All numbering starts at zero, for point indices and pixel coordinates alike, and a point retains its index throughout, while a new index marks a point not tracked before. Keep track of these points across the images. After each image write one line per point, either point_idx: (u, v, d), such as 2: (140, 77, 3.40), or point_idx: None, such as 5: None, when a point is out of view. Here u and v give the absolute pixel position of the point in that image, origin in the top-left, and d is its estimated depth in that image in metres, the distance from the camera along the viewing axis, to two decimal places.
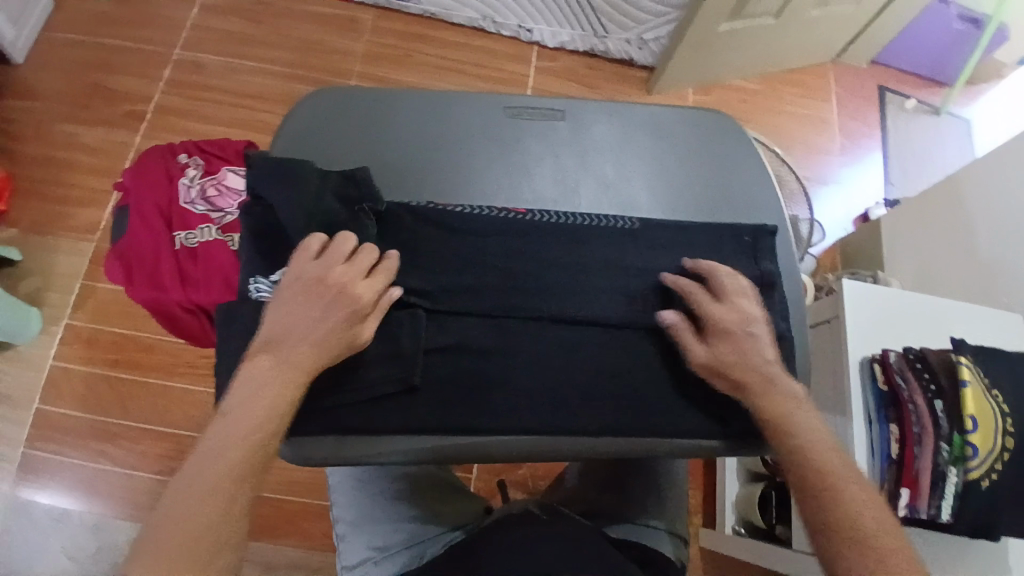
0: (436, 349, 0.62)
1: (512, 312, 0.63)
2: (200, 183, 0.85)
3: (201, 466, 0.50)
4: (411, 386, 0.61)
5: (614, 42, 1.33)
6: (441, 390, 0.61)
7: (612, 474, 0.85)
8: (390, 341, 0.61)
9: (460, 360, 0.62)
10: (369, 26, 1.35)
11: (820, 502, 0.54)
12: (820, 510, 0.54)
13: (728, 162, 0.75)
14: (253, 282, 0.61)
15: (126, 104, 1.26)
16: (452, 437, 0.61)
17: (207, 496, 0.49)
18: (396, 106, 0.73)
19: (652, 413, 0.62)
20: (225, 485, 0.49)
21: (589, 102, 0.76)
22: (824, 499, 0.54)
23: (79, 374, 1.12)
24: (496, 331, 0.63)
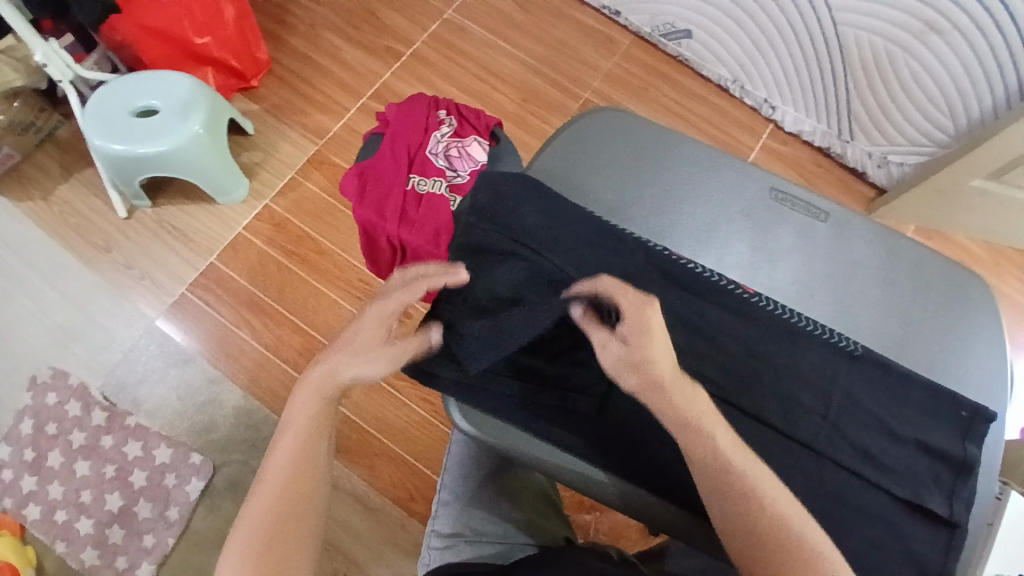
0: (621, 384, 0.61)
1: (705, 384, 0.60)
2: (447, 141, 0.91)
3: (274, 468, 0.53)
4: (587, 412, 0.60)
5: (855, 150, 1.28)
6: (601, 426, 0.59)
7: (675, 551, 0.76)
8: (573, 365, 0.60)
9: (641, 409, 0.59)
10: (623, 49, 1.40)
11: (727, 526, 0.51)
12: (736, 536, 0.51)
13: (984, 337, 0.65)
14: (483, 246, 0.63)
15: (390, 40, 1.37)
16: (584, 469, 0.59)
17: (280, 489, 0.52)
18: (666, 143, 0.71)
19: None
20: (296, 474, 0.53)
21: (862, 218, 0.69)
22: (734, 520, 0.51)
23: (258, 247, 1.23)
24: None
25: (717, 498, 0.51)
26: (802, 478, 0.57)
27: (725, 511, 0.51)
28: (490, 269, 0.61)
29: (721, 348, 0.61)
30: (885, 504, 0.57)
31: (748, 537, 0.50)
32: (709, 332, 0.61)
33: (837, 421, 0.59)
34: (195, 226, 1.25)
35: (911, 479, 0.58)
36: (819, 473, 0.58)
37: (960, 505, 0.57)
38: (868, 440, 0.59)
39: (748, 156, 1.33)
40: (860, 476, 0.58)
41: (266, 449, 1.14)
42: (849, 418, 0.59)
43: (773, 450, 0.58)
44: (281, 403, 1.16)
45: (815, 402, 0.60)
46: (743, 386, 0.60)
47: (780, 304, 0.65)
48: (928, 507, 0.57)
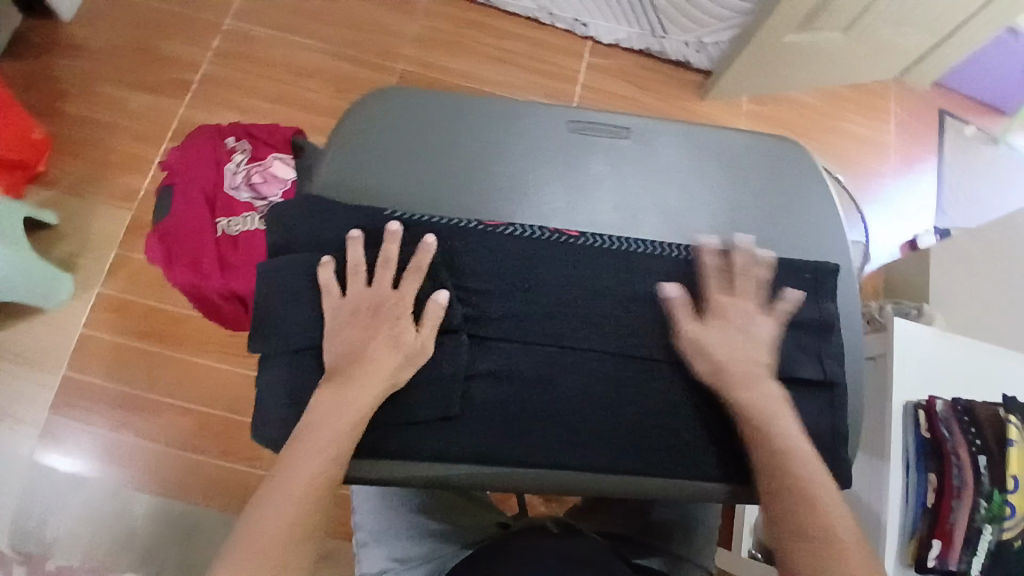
0: (480, 375, 0.59)
1: (557, 342, 0.59)
2: (245, 168, 0.83)
3: (274, 502, 0.51)
4: (452, 416, 0.58)
5: (672, 43, 1.29)
6: (481, 423, 0.58)
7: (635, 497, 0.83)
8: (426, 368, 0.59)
9: (508, 389, 0.58)
10: (422, 7, 1.32)
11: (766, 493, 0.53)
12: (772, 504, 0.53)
13: (801, 199, 0.69)
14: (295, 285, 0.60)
15: (173, 72, 1.24)
16: (483, 470, 0.58)
17: (280, 533, 0.51)
18: (451, 108, 0.68)
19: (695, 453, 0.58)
20: (297, 517, 0.51)
21: (660, 121, 0.70)
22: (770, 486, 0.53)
23: (108, 342, 1.12)
24: (539, 360, 0.59)
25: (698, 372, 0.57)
26: (677, 394, 0.59)
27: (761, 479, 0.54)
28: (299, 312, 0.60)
29: (566, 301, 0.60)
30: None
31: (756, 432, 0.55)
32: (545, 291, 0.60)
33: (693, 326, 0.60)
34: (30, 343, 1.12)
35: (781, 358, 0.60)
36: (692, 386, 0.59)
37: (827, 364, 0.60)
38: None
39: (579, 78, 1.31)
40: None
41: (197, 541, 1.07)
42: (704, 323, 0.60)
43: (642, 380, 0.59)
44: (195, 489, 1.08)
45: (666, 320, 0.60)
46: (596, 330, 0.59)
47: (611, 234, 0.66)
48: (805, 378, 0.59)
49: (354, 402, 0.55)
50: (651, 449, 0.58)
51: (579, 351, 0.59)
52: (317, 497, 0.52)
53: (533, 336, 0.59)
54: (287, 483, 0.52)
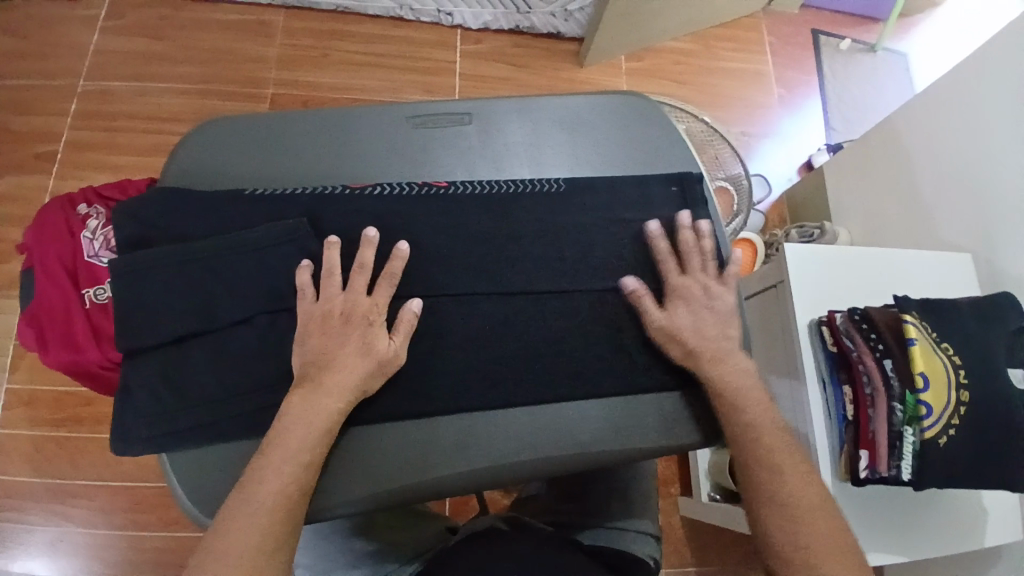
0: None
1: (442, 289, 0.61)
2: (102, 233, 0.78)
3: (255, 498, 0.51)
4: None
5: (539, 16, 1.28)
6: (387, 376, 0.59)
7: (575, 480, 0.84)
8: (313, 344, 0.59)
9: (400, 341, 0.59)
10: (282, 28, 1.29)
11: (761, 474, 0.57)
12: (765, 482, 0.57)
13: (650, 147, 0.70)
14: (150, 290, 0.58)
15: (34, 146, 1.19)
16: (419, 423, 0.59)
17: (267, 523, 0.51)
18: (286, 126, 0.66)
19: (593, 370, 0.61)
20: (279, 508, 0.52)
21: (502, 100, 0.69)
22: (765, 468, 0.57)
23: (26, 435, 1.08)
24: (429, 312, 0.60)
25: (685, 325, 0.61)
26: (568, 315, 0.61)
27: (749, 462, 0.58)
28: (161, 300, 0.58)
29: (450, 249, 0.62)
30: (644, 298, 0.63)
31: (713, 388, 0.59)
32: (425, 246, 0.62)
33: (570, 252, 0.63)
34: None
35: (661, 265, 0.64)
36: (584, 304, 0.62)
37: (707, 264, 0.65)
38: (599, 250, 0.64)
39: (456, 68, 1.30)
40: (618, 288, 0.63)
41: None
42: (579, 244, 0.64)
43: (530, 310, 0.61)
44: (148, 564, 1.05)
45: (550, 249, 0.63)
46: (488, 275, 0.61)
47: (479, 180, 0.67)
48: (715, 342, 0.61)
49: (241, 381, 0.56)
50: (553, 380, 0.60)
51: (466, 297, 0.61)
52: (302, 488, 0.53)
53: (422, 291, 0.60)
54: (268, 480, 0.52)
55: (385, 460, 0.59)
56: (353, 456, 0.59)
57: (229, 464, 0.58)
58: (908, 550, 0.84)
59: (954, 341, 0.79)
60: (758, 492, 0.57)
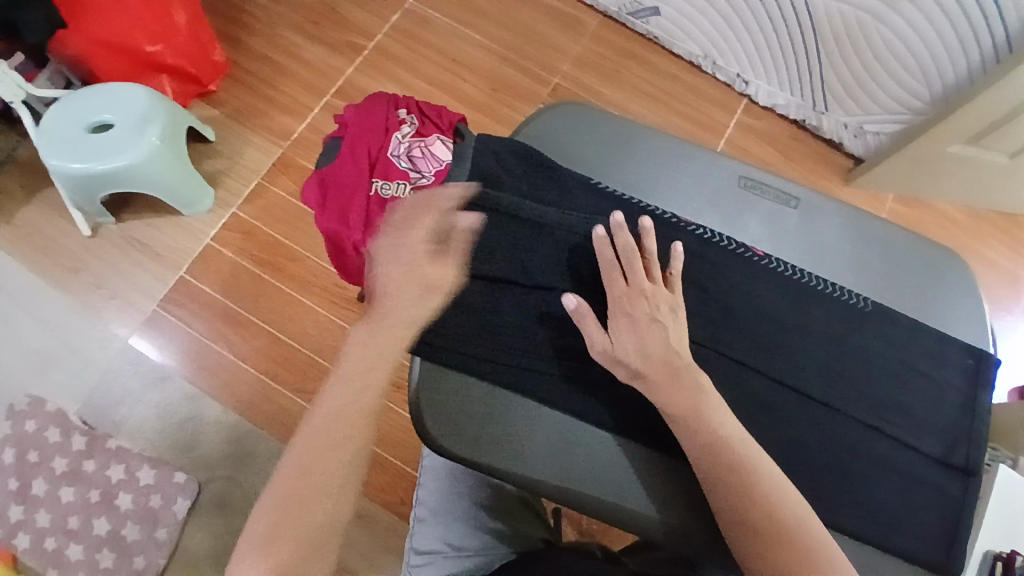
0: None
1: (720, 347, 0.62)
2: (409, 141, 0.88)
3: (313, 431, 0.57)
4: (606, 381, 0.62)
5: (830, 121, 1.26)
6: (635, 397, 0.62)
7: None
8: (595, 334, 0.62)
9: None
10: (591, 30, 1.36)
11: (732, 501, 0.54)
12: (730, 509, 0.54)
13: (953, 312, 0.68)
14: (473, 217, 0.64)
15: (350, 34, 1.33)
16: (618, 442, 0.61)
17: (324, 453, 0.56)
18: (630, 134, 0.71)
19: (822, 491, 0.60)
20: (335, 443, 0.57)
21: (830, 201, 0.70)
22: (740, 500, 0.54)
23: (228, 259, 1.20)
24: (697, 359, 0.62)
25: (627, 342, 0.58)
26: (824, 428, 0.61)
27: (724, 489, 0.55)
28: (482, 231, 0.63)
29: (744, 314, 0.63)
30: (902, 451, 0.62)
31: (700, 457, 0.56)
32: (729, 301, 0.63)
33: (850, 371, 0.63)
34: (161, 240, 1.22)
35: (924, 428, 0.63)
36: (840, 427, 0.61)
37: (970, 453, 0.63)
38: (881, 386, 0.63)
39: (723, 134, 1.31)
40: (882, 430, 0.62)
41: (252, 462, 1.13)
42: (860, 368, 0.63)
43: (788, 405, 0.61)
44: (264, 416, 1.14)
45: (838, 361, 0.63)
46: (764, 360, 0.62)
47: (789, 259, 0.67)
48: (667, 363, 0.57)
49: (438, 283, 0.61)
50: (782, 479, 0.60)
51: (745, 367, 0.62)
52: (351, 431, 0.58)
53: (703, 339, 0.62)
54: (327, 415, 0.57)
55: (581, 464, 0.61)
56: (558, 443, 0.61)
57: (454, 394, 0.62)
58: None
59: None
60: (729, 519, 0.54)
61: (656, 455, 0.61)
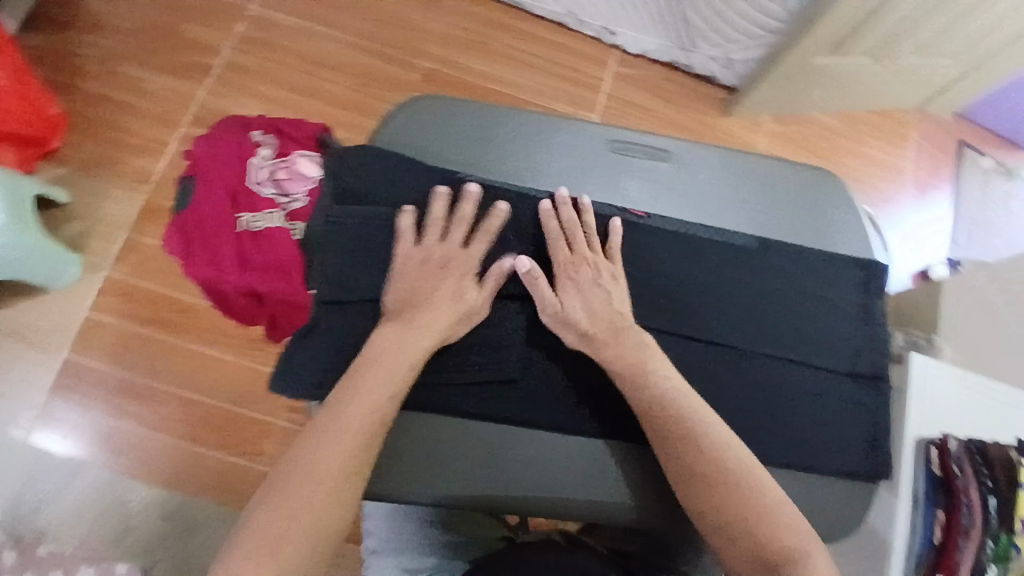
0: (542, 343, 0.62)
1: (619, 318, 0.61)
2: (270, 163, 0.80)
3: (320, 440, 0.52)
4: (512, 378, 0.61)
5: (699, 57, 1.27)
6: (545, 386, 0.61)
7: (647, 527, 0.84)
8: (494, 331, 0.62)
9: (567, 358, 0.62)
10: (449, 4, 1.30)
11: (679, 452, 0.55)
12: (681, 462, 0.54)
13: (837, 231, 0.69)
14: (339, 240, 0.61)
15: (194, 55, 1.22)
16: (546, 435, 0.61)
17: (331, 457, 0.52)
18: (491, 117, 0.68)
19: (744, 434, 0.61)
20: (351, 447, 0.52)
21: (702, 146, 0.69)
22: (684, 448, 0.55)
23: (115, 327, 1.11)
24: None
25: (575, 303, 0.60)
26: (733, 374, 0.62)
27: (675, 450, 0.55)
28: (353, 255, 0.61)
29: (636, 277, 0.63)
30: (810, 376, 0.63)
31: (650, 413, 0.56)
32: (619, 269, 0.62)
33: (747, 312, 0.64)
34: (33, 323, 1.10)
35: (828, 349, 0.64)
36: (748, 367, 0.62)
37: (872, 361, 0.65)
38: (779, 320, 0.64)
39: (603, 87, 1.30)
40: (789, 361, 0.63)
41: (194, 534, 1.06)
42: (755, 305, 0.64)
43: (694, 359, 0.62)
44: (195, 482, 1.07)
45: (734, 304, 0.64)
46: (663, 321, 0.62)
47: (672, 214, 0.67)
48: (608, 319, 0.60)
49: (416, 347, 0.57)
50: None
51: (647, 330, 0.62)
52: (366, 431, 0.53)
53: None
54: (332, 422, 0.53)
55: (493, 466, 0.60)
56: (465, 454, 0.60)
57: None
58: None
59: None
60: (684, 479, 0.54)
61: (566, 435, 0.61)
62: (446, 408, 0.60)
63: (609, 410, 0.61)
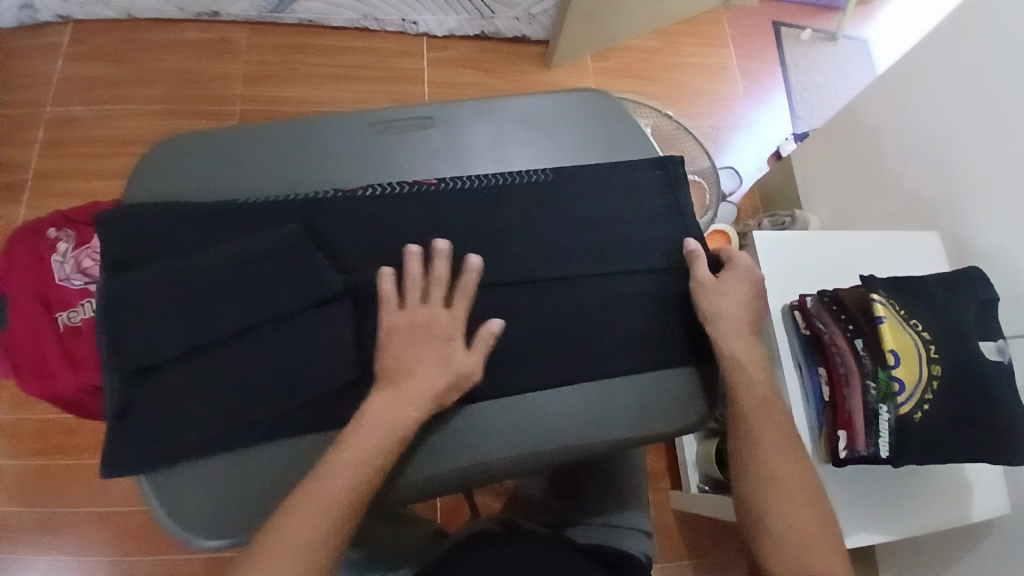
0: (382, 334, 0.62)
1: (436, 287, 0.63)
2: (73, 256, 0.78)
3: (301, 519, 0.54)
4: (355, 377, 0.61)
5: (503, 21, 1.29)
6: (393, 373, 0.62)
7: (572, 479, 0.84)
8: (319, 340, 0.60)
9: None
10: (247, 45, 1.29)
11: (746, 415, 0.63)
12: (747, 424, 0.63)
13: (609, 142, 0.75)
14: (137, 308, 0.59)
15: (4, 175, 1.18)
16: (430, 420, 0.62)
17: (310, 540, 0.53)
18: (250, 137, 0.69)
19: (593, 350, 0.64)
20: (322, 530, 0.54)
21: (461, 105, 0.74)
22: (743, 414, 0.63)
23: (8, 468, 1.06)
24: None
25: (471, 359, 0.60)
26: (563, 302, 0.65)
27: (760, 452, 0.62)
28: (153, 314, 0.59)
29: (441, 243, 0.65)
30: (633, 281, 0.66)
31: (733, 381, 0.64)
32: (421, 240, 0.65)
33: (556, 242, 0.67)
34: None
35: (641, 247, 0.68)
36: (577, 292, 0.65)
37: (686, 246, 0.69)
38: (591, 239, 0.67)
39: (424, 78, 1.30)
40: (613, 273, 0.66)
41: None
42: (557, 232, 0.67)
43: (521, 303, 0.64)
44: None
45: (547, 236, 0.67)
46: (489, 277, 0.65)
47: (450, 174, 0.71)
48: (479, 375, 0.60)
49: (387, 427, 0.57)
50: (551, 364, 0.64)
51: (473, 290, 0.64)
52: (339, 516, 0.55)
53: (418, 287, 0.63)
54: (316, 502, 0.54)
55: (441, 448, 0.62)
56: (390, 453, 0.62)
57: (210, 488, 0.60)
58: (897, 516, 0.85)
59: (922, 317, 0.79)
60: (747, 474, 0.62)
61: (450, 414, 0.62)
62: (298, 428, 0.60)
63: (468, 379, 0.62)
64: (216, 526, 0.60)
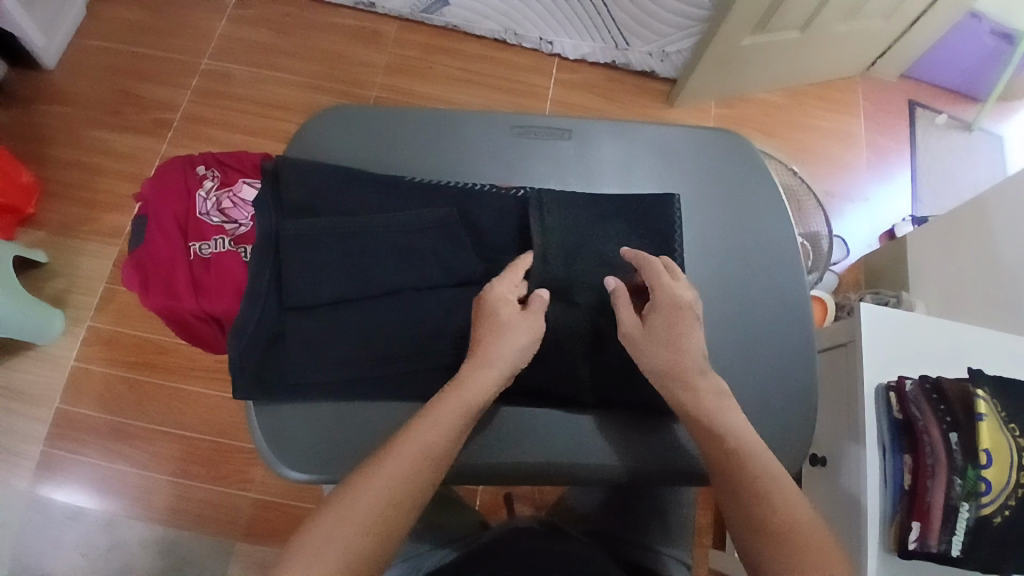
0: None
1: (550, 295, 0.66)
2: (215, 195, 0.85)
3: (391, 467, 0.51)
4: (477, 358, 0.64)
5: (636, 54, 1.32)
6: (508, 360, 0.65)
7: (617, 497, 0.83)
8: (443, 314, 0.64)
9: None
10: (392, 37, 1.37)
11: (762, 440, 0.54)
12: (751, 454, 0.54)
13: (739, 186, 0.75)
14: (287, 250, 0.64)
15: (156, 112, 1.29)
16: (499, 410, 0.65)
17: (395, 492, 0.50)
18: (402, 117, 0.74)
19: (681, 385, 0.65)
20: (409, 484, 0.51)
21: (602, 123, 0.76)
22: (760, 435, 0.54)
23: (99, 374, 1.15)
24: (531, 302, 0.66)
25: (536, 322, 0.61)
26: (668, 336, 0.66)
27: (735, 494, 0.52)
28: (302, 260, 0.64)
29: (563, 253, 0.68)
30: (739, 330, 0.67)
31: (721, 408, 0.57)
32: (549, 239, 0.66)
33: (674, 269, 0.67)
34: (23, 379, 1.14)
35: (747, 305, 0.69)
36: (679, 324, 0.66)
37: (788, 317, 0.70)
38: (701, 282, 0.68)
39: (548, 95, 1.34)
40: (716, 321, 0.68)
41: (190, 569, 1.06)
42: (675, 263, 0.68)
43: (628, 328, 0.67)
44: (187, 516, 1.09)
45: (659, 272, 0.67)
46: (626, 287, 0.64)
47: (578, 186, 0.73)
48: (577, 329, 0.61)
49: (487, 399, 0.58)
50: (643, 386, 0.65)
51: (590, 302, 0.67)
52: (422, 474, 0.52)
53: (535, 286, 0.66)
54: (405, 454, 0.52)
55: (497, 438, 0.65)
56: (483, 438, 0.64)
57: (304, 427, 0.64)
58: None
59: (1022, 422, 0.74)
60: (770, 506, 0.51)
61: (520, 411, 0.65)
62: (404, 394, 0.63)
63: (565, 382, 0.64)
64: (305, 461, 0.63)
